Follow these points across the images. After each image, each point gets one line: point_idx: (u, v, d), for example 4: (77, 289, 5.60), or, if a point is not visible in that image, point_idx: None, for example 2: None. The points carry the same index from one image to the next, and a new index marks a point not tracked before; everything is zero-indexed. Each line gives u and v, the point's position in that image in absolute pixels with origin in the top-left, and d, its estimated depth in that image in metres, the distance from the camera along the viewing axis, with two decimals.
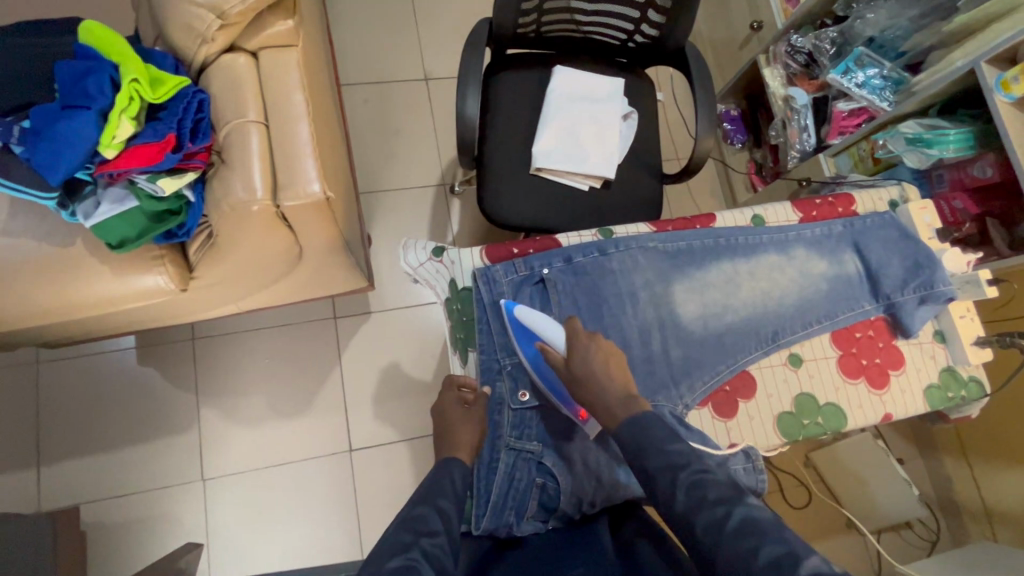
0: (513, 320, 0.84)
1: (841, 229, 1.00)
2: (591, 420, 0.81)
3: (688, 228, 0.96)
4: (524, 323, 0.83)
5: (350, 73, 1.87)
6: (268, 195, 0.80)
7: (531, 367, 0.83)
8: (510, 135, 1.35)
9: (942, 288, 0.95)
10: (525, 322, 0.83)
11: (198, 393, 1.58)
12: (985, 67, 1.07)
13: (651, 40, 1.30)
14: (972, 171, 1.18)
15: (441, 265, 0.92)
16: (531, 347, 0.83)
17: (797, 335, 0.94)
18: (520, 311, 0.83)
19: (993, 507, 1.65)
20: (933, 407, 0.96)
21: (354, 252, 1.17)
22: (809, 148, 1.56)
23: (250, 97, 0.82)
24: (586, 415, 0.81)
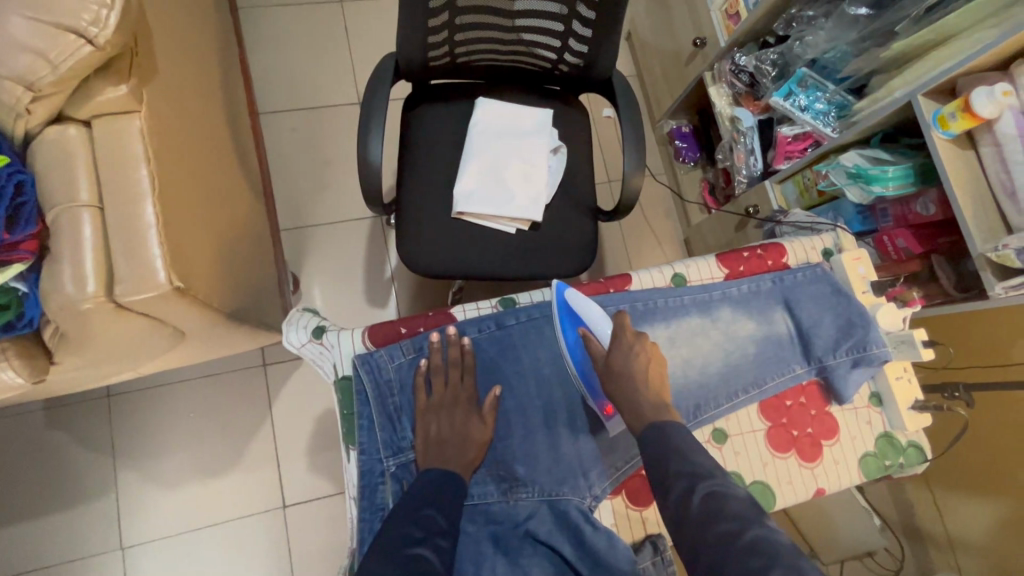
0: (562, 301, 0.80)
1: (770, 285, 0.92)
2: (616, 417, 0.80)
3: (601, 293, 0.88)
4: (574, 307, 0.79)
5: (275, 101, 1.75)
6: (103, 290, 0.70)
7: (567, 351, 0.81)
8: (431, 175, 1.25)
9: (875, 350, 0.88)
10: (573, 306, 0.80)
11: (115, 454, 1.47)
12: (922, 103, 0.98)
13: (577, 70, 1.21)
14: (915, 208, 1.11)
15: (323, 347, 0.82)
16: (572, 331, 0.80)
17: (722, 407, 0.86)
18: (571, 293, 0.80)
19: (956, 537, 1.60)
20: (870, 477, 0.89)
21: (251, 318, 1.06)
22: (757, 172, 1.48)
23: (81, 176, 0.71)
24: (612, 411, 0.80)
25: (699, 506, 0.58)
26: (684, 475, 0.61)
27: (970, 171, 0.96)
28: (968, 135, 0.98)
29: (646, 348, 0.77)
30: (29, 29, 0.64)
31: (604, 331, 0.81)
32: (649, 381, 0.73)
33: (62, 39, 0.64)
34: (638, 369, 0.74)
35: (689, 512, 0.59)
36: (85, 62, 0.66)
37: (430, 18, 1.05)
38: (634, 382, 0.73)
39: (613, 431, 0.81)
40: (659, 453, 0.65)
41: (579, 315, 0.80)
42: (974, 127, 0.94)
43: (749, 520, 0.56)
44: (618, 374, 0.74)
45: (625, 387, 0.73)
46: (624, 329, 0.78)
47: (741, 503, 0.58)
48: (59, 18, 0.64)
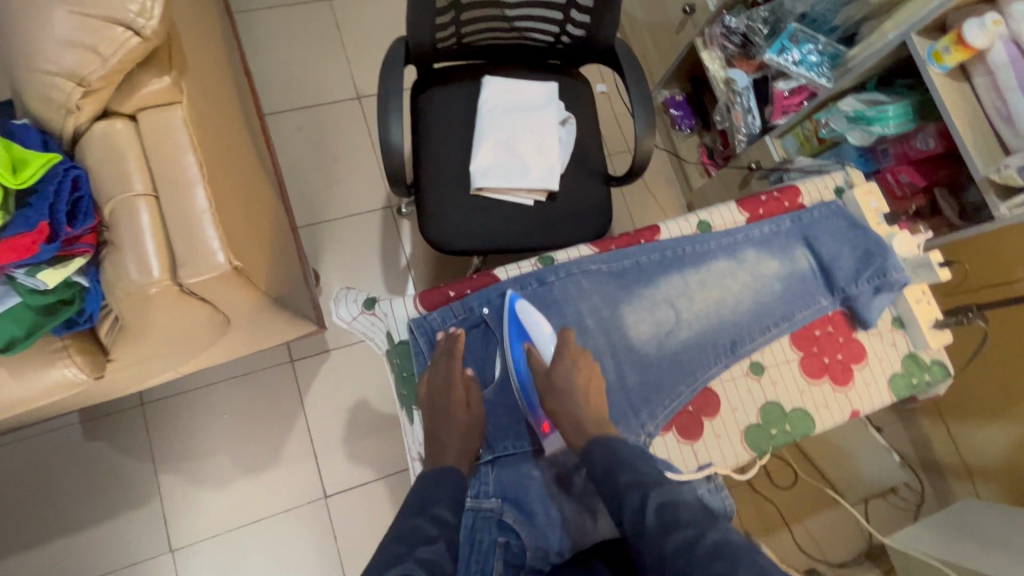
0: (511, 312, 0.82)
1: (789, 225, 0.96)
2: (552, 435, 0.80)
3: (632, 244, 0.91)
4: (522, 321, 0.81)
5: (276, 101, 1.77)
6: (167, 274, 0.73)
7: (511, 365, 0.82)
8: (446, 156, 1.29)
9: (895, 275, 0.93)
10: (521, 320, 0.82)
11: (155, 461, 1.49)
12: (916, 40, 1.03)
13: (579, 41, 1.24)
14: (915, 144, 1.15)
15: (375, 317, 0.85)
16: (518, 344, 0.82)
17: (756, 342, 0.91)
18: (522, 304, 0.82)
19: (973, 465, 1.67)
20: (899, 396, 0.94)
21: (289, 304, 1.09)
22: (755, 129, 1.53)
23: (133, 167, 0.74)
24: (550, 428, 0.80)
25: (654, 518, 0.64)
26: (635, 486, 0.67)
27: (966, 101, 1.01)
28: (961, 68, 1.02)
29: (585, 366, 0.81)
30: (76, 26, 0.67)
31: (547, 350, 0.81)
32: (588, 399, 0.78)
33: (109, 31, 0.67)
34: (578, 387, 0.78)
35: (646, 525, 0.64)
36: (131, 53, 0.68)
37: None
38: (574, 399, 0.77)
39: (550, 449, 0.80)
40: (609, 468, 0.71)
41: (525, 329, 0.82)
42: (967, 59, 0.99)
43: (704, 524, 0.62)
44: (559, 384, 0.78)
45: (562, 404, 0.77)
46: (568, 345, 0.81)
47: (691, 509, 0.64)
48: (108, 12, 0.66)
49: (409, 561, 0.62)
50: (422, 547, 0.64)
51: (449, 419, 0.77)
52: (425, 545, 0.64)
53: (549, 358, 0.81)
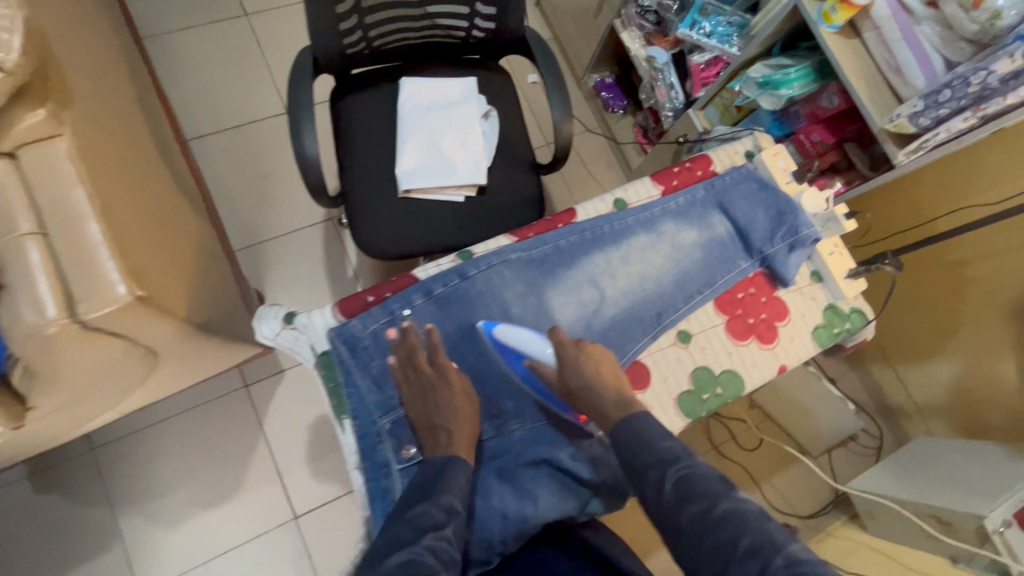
0: (493, 340, 0.83)
1: (703, 193, 0.98)
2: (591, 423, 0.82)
3: (550, 229, 0.92)
4: (509, 343, 0.81)
5: (199, 125, 1.73)
6: (65, 311, 0.70)
7: (526, 384, 0.83)
8: (371, 161, 1.28)
9: (806, 232, 0.96)
10: (508, 341, 0.82)
11: (113, 505, 1.45)
12: (806, 3, 1.06)
13: (489, 33, 1.24)
14: (822, 103, 1.19)
15: (296, 331, 0.84)
16: (518, 364, 0.83)
17: (681, 311, 0.93)
18: (498, 330, 0.82)
19: (921, 402, 1.75)
20: (823, 346, 0.98)
21: (219, 329, 1.07)
22: (679, 103, 1.56)
23: (16, 206, 0.71)
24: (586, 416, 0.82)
25: (672, 492, 0.64)
26: (655, 464, 0.67)
27: (858, 57, 1.04)
28: (851, 25, 1.06)
29: (589, 353, 0.79)
30: None
31: (547, 355, 0.80)
32: (603, 383, 0.76)
33: None
34: (584, 377, 0.76)
35: (664, 499, 0.64)
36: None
37: (336, 3, 1.06)
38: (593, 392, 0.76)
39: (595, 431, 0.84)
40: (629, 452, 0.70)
41: (518, 348, 0.81)
42: (855, 15, 1.02)
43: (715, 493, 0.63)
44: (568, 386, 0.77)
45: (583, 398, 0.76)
46: (561, 340, 0.79)
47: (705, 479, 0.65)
48: None
49: (418, 546, 0.64)
50: (429, 534, 0.65)
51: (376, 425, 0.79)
52: (433, 532, 0.66)
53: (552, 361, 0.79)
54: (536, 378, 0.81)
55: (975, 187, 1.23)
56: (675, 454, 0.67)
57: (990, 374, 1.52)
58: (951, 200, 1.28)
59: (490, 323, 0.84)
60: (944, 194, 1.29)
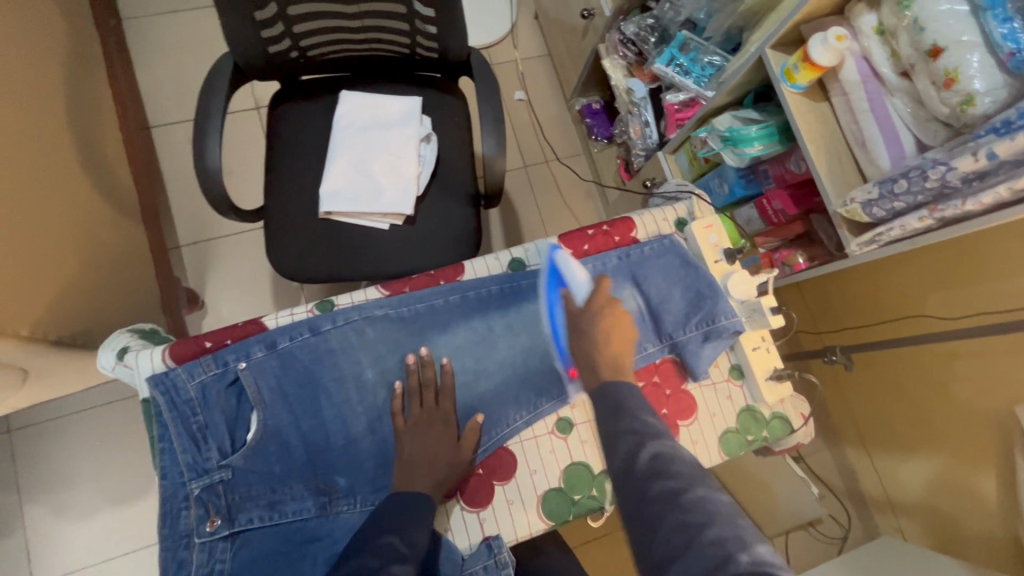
0: (549, 261, 0.84)
1: (616, 261, 0.87)
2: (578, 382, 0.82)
3: (428, 286, 0.82)
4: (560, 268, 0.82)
5: (164, 113, 1.69)
6: None
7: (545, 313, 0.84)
8: (298, 175, 1.20)
9: (725, 321, 0.84)
10: (558, 266, 0.83)
11: (20, 490, 1.44)
12: (770, 56, 0.92)
13: (434, 51, 1.14)
14: (790, 166, 1.05)
15: (128, 370, 0.77)
16: (554, 291, 0.83)
17: (565, 396, 0.82)
18: (561, 254, 0.83)
19: (895, 497, 1.58)
20: (732, 454, 0.85)
21: (79, 342, 1.02)
22: (652, 143, 1.43)
23: None
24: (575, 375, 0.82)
25: (645, 463, 0.59)
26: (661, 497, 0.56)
27: (824, 122, 0.91)
28: (820, 85, 0.92)
29: (615, 313, 0.79)
30: None
31: (581, 294, 0.82)
32: (608, 346, 0.75)
33: None
34: (599, 331, 0.77)
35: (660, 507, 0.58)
36: None
37: (255, 10, 0.98)
38: (591, 343, 0.76)
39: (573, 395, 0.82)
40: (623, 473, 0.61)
41: (562, 276, 0.83)
42: (822, 76, 0.88)
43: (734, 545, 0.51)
44: (579, 330, 0.78)
45: (585, 355, 0.76)
46: (599, 292, 0.80)
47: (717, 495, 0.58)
48: None
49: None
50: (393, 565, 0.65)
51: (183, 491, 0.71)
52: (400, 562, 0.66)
53: (583, 302, 0.81)
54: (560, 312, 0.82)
55: (941, 291, 1.13)
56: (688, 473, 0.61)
57: (964, 487, 1.34)
58: (911, 302, 1.20)
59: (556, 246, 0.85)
60: (905, 293, 1.20)
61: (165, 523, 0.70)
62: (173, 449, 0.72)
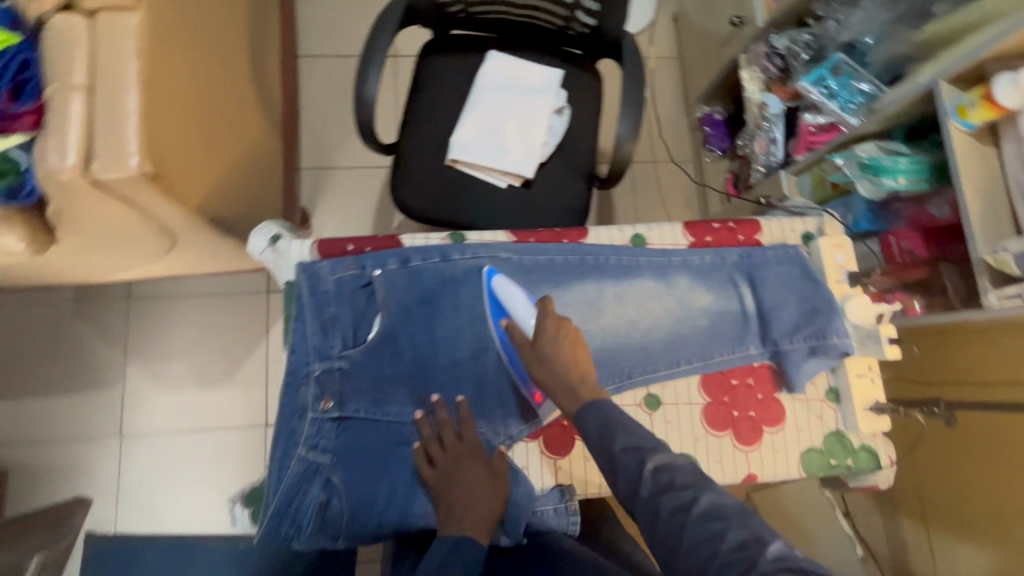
0: (489, 289, 0.82)
1: (735, 259, 0.88)
2: (547, 403, 0.80)
3: (552, 242, 0.87)
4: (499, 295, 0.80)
5: (313, 46, 1.83)
6: (81, 164, 0.76)
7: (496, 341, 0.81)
8: (433, 121, 1.27)
9: (836, 340, 0.83)
10: (500, 296, 0.81)
11: (126, 350, 1.61)
12: (944, 87, 0.89)
13: (589, 29, 1.18)
14: (930, 209, 1.02)
15: (277, 255, 0.85)
16: (497, 325, 0.81)
17: (659, 373, 0.84)
18: (498, 279, 0.81)
19: None
20: (811, 474, 0.84)
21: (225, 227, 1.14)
22: (775, 162, 1.40)
23: (78, 61, 0.77)
24: (542, 397, 0.79)
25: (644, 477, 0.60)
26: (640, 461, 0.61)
27: (984, 167, 0.87)
28: (992, 129, 0.88)
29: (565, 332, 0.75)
30: None
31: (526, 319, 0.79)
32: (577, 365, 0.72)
33: None
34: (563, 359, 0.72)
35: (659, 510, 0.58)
36: None
37: None
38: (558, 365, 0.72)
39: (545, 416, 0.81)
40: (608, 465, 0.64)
41: (501, 304, 0.80)
42: (998, 119, 0.85)
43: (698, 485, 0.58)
44: (541, 359, 0.73)
45: (554, 379, 0.72)
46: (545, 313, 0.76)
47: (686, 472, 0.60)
48: None
49: None
50: None
51: (308, 370, 0.78)
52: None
53: (529, 329, 0.78)
54: (512, 350, 0.79)
55: None
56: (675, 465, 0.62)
57: None
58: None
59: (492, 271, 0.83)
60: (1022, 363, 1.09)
61: (286, 394, 0.78)
62: (304, 332, 0.78)
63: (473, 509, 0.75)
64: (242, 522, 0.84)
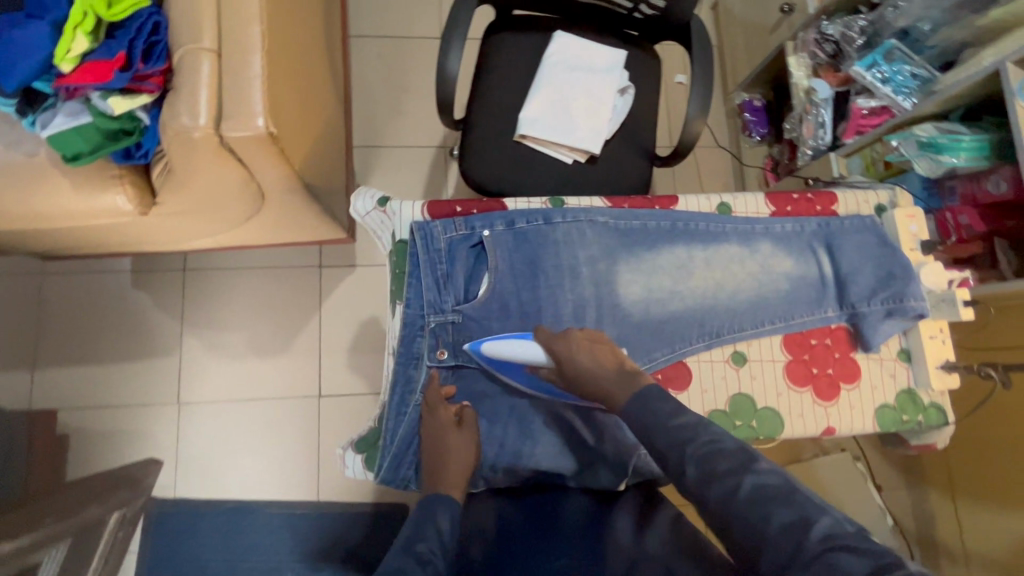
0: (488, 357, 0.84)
1: (814, 227, 0.93)
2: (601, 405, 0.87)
3: (645, 208, 0.92)
4: (504, 355, 0.83)
5: (364, 26, 1.85)
6: (211, 123, 0.80)
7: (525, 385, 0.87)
8: (501, 98, 1.31)
9: (912, 303, 0.89)
10: (501, 357, 0.83)
11: (183, 321, 1.65)
12: (1010, 69, 0.95)
13: (656, 11, 1.22)
14: (986, 186, 1.08)
15: (385, 216, 0.90)
16: (520, 371, 0.86)
17: (745, 333, 0.90)
18: (485, 348, 0.83)
19: (973, 549, 1.51)
20: (884, 428, 0.91)
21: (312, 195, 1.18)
22: (824, 145, 1.45)
23: (206, 24, 0.81)
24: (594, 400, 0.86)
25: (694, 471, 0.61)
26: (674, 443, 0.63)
27: None
28: None
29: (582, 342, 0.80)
30: None
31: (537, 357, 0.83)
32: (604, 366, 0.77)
33: None
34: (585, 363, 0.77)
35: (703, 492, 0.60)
36: None
37: None
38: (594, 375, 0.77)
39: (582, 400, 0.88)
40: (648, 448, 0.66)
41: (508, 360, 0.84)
42: None
43: (741, 467, 0.59)
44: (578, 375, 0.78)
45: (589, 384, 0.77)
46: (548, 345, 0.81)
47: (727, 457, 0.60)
48: None
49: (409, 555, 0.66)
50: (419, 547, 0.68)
51: (429, 325, 0.84)
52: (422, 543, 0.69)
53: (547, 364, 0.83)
54: (541, 380, 0.86)
55: None
56: (697, 430, 0.64)
57: None
58: None
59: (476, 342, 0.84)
60: None
61: (404, 347, 0.85)
62: (419, 288, 0.84)
63: (451, 464, 0.81)
64: (352, 470, 0.88)
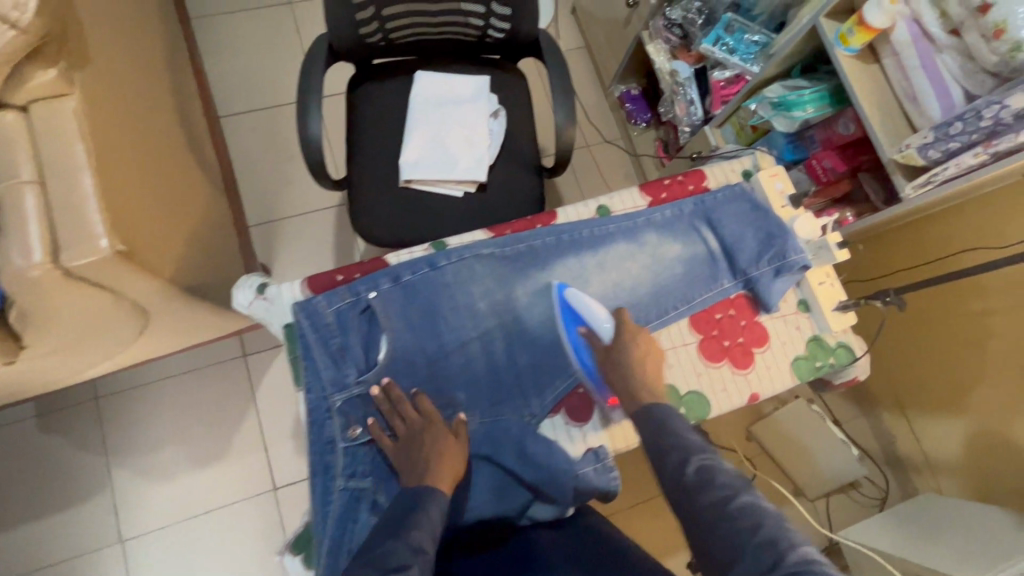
0: (563, 300, 0.89)
1: (691, 207, 0.96)
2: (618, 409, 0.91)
3: (528, 229, 0.91)
4: (576, 306, 0.87)
5: (232, 104, 1.81)
6: (50, 257, 0.75)
7: (573, 352, 0.88)
8: (378, 148, 1.30)
9: (795, 257, 0.93)
10: (574, 306, 0.88)
11: (107, 453, 1.53)
12: (824, 24, 1.03)
13: (505, 34, 1.22)
14: (838, 129, 1.15)
15: (268, 303, 0.86)
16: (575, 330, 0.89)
17: (653, 325, 0.92)
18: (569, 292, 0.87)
19: (933, 458, 1.60)
20: (802, 379, 0.95)
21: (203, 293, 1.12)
22: (697, 119, 1.53)
23: (22, 156, 0.76)
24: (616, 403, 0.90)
25: (693, 473, 0.64)
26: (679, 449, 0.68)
27: (874, 84, 1.00)
28: (871, 50, 1.02)
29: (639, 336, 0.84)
30: None
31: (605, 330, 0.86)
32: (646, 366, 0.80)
33: None
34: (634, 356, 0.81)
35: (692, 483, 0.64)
36: None
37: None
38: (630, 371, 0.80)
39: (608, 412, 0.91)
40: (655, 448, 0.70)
41: (580, 313, 0.88)
42: (875, 39, 0.98)
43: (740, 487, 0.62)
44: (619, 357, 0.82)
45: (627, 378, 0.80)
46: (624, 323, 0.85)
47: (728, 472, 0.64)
48: None
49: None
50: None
51: (337, 404, 0.81)
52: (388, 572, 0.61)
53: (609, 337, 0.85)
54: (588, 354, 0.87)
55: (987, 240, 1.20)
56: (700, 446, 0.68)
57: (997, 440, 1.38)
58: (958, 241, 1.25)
59: (564, 285, 0.89)
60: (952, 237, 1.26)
61: (314, 434, 0.81)
62: (317, 369, 0.81)
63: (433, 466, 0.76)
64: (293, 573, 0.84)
